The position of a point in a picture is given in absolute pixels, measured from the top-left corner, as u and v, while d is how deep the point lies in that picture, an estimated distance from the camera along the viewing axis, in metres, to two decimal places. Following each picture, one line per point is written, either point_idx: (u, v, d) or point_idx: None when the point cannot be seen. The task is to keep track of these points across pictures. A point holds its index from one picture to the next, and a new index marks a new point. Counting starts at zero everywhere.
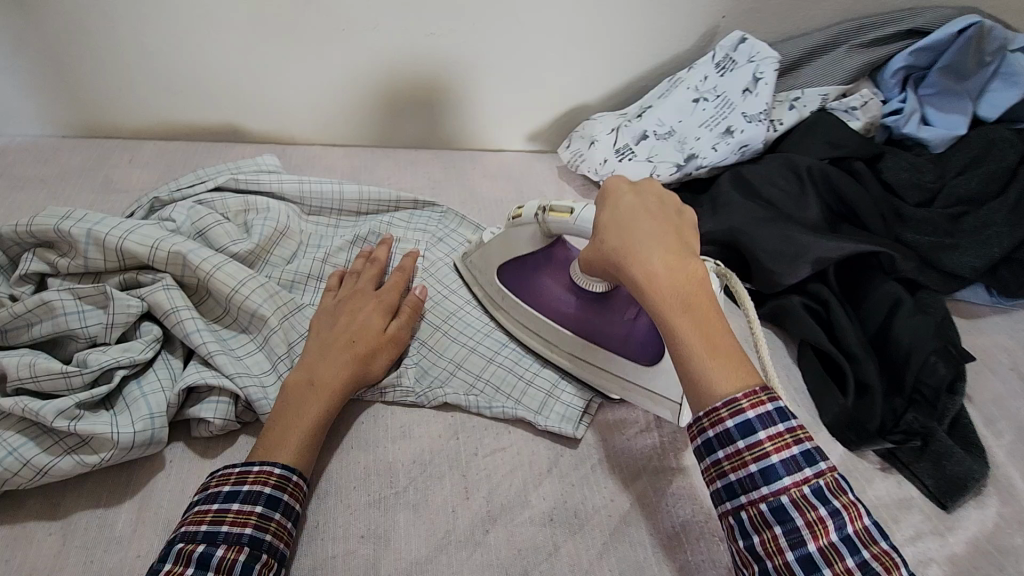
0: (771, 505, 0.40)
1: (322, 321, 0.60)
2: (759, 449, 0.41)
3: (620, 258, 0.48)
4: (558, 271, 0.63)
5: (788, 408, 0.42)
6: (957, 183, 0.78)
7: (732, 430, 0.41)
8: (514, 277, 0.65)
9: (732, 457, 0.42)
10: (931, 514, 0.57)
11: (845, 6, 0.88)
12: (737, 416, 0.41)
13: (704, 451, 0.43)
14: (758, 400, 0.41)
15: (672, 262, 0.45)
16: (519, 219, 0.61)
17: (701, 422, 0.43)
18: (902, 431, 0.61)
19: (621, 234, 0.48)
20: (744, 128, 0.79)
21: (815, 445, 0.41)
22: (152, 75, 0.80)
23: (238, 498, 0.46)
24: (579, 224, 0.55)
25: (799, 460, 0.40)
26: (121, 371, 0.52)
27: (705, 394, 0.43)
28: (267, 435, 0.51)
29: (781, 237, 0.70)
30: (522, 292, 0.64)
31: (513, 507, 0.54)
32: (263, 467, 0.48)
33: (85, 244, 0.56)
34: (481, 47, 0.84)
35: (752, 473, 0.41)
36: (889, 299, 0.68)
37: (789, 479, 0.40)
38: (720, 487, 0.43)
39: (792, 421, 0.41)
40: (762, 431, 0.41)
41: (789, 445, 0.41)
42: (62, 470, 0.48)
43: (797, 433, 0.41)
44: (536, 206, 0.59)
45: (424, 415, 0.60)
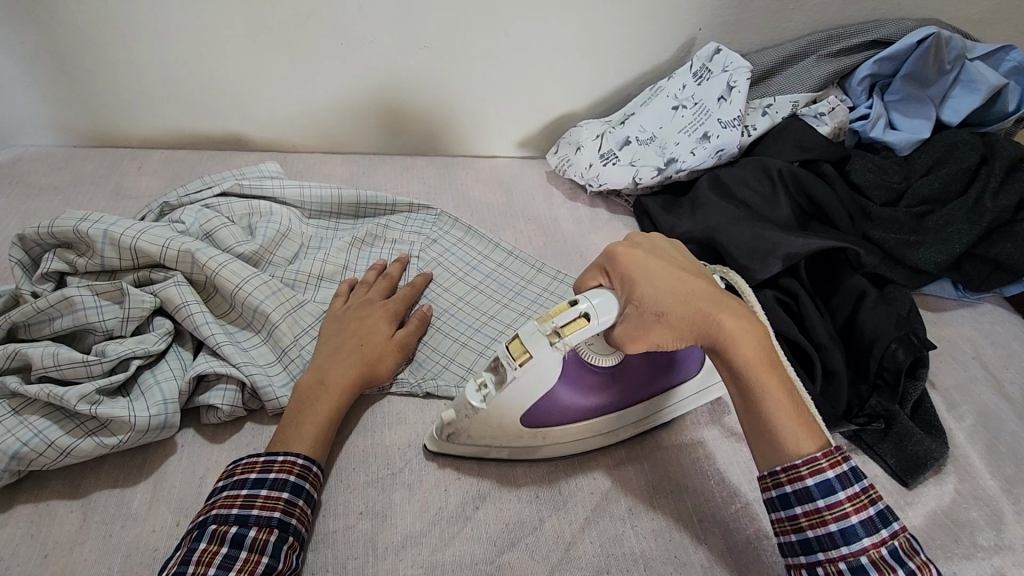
0: (851, 563, 0.44)
1: (329, 323, 0.64)
2: (840, 509, 0.45)
3: (698, 321, 0.49)
4: (577, 382, 0.55)
5: (861, 469, 0.47)
6: (921, 184, 0.82)
7: (812, 488, 0.46)
8: (540, 414, 0.55)
9: (812, 514, 0.46)
10: (893, 490, 0.61)
11: (815, 19, 0.93)
12: (818, 476, 0.46)
13: (781, 505, 0.47)
14: (836, 460, 0.46)
15: (749, 324, 0.49)
16: (531, 359, 0.51)
17: (778, 477, 0.47)
18: (866, 414, 0.66)
19: (690, 299, 0.50)
20: (720, 133, 0.84)
21: (887, 506, 0.46)
22: (161, 87, 0.85)
23: (265, 484, 0.50)
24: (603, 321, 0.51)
25: (875, 521, 0.45)
26: (137, 361, 0.56)
27: (792, 451, 0.47)
28: (284, 430, 0.55)
29: (752, 235, 0.74)
30: (561, 416, 0.56)
31: (502, 485, 0.58)
32: (287, 456, 0.52)
33: (101, 244, 0.60)
34: (472, 59, 0.89)
35: (832, 532, 0.45)
36: (855, 292, 0.72)
37: (867, 539, 0.44)
38: (797, 540, 0.47)
39: (865, 481, 0.46)
40: (842, 492, 0.45)
41: (866, 505, 0.45)
42: (82, 451, 0.52)
43: (871, 494, 0.46)
44: (534, 327, 0.51)
45: (418, 403, 0.64)
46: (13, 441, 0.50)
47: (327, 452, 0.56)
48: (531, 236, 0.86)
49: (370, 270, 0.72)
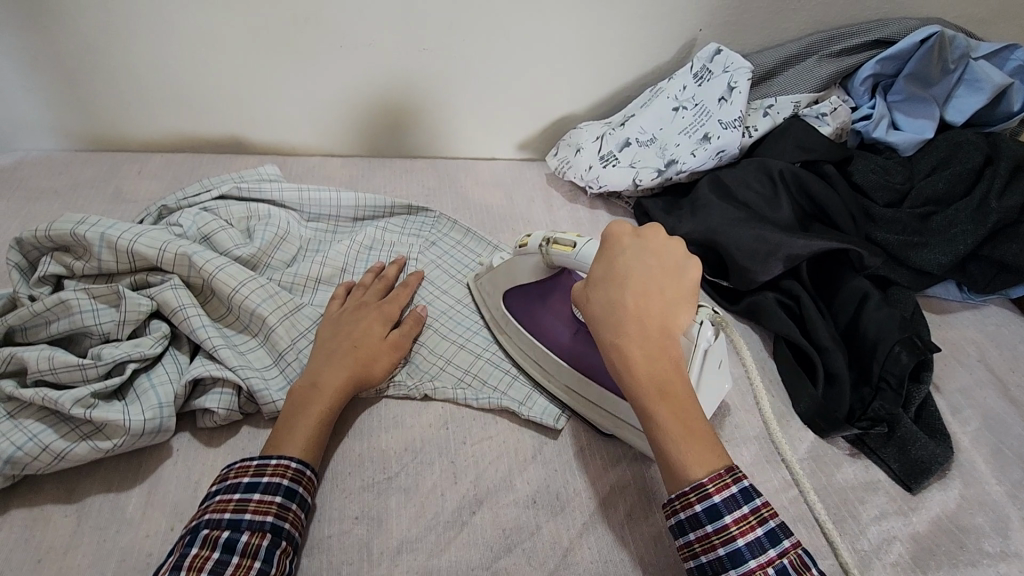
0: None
1: (323, 326, 0.64)
2: (726, 533, 0.44)
3: (606, 336, 0.51)
4: (564, 300, 0.66)
5: (752, 488, 0.46)
6: (925, 184, 0.81)
7: (700, 515, 0.45)
8: (518, 300, 0.68)
9: (702, 539, 0.45)
10: (896, 495, 0.60)
11: (816, 19, 0.92)
12: (705, 501, 0.45)
13: (677, 532, 0.47)
14: (722, 485, 0.45)
15: (652, 349, 0.49)
16: (525, 248, 0.64)
17: (673, 504, 0.46)
18: (869, 418, 0.65)
19: (610, 309, 0.51)
20: (720, 135, 0.84)
21: (776, 523, 0.45)
22: (161, 91, 0.85)
23: (258, 488, 0.49)
24: (579, 257, 0.58)
25: (762, 541, 0.44)
26: (133, 364, 0.56)
27: (675, 475, 0.46)
28: (277, 432, 0.54)
29: (754, 237, 0.74)
30: (523, 316, 0.67)
31: (498, 490, 0.57)
32: (280, 460, 0.51)
33: (98, 248, 0.60)
34: (471, 61, 0.88)
35: (721, 556, 0.44)
36: (858, 294, 0.72)
37: (754, 561, 0.44)
38: (693, 565, 0.46)
39: (756, 501, 0.45)
40: (727, 516, 0.44)
41: (754, 527, 0.44)
42: (77, 455, 0.51)
43: (759, 513, 0.45)
44: (542, 237, 0.62)
45: (415, 406, 0.63)
46: (8, 444, 0.50)
47: (320, 455, 0.55)
48: None
49: (366, 273, 0.72)
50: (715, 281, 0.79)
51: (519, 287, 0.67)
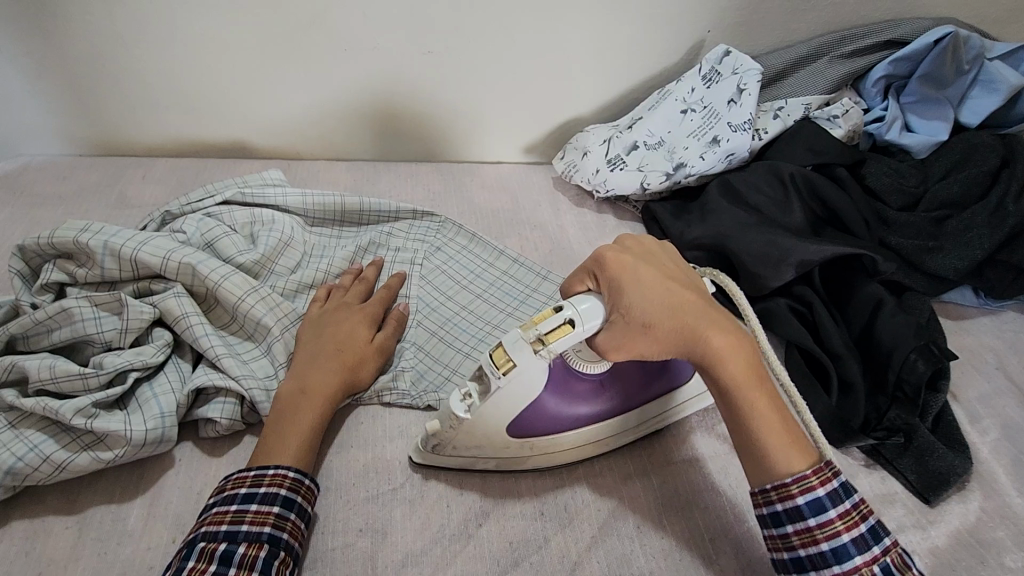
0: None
1: (306, 329, 0.63)
2: (831, 527, 0.45)
3: (689, 339, 0.49)
4: (565, 391, 0.54)
5: (851, 484, 0.47)
6: (940, 187, 0.80)
7: (803, 507, 0.45)
8: (525, 423, 0.54)
9: (802, 533, 0.45)
10: (914, 508, 0.59)
11: (827, 20, 0.91)
12: (808, 493, 0.46)
13: (773, 524, 0.47)
14: (825, 477, 0.46)
15: (737, 342, 0.49)
16: (512, 369, 0.51)
17: (768, 495, 0.47)
18: (885, 428, 0.63)
19: (680, 313, 0.49)
20: (729, 138, 0.82)
21: (877, 522, 0.46)
22: (165, 95, 0.85)
23: (255, 499, 0.48)
24: (588, 329, 0.50)
25: (866, 537, 0.45)
26: (134, 373, 0.55)
27: (784, 467, 0.47)
28: (267, 441, 0.53)
29: (765, 242, 0.72)
30: (543, 427, 0.54)
31: (506, 502, 0.56)
32: (278, 470, 0.50)
33: (101, 256, 0.60)
34: (476, 64, 0.88)
35: (823, 551, 0.45)
36: (873, 300, 0.70)
37: (859, 557, 0.44)
38: (789, 559, 0.46)
39: (855, 497, 0.46)
40: (833, 510, 0.45)
41: (857, 522, 0.45)
42: (78, 466, 0.51)
43: (862, 510, 0.46)
44: (522, 338, 0.51)
45: (420, 416, 0.63)
46: (8, 455, 0.49)
47: (313, 463, 0.54)
48: (537, 244, 0.85)
49: (345, 274, 0.72)
50: None
51: (519, 411, 0.53)
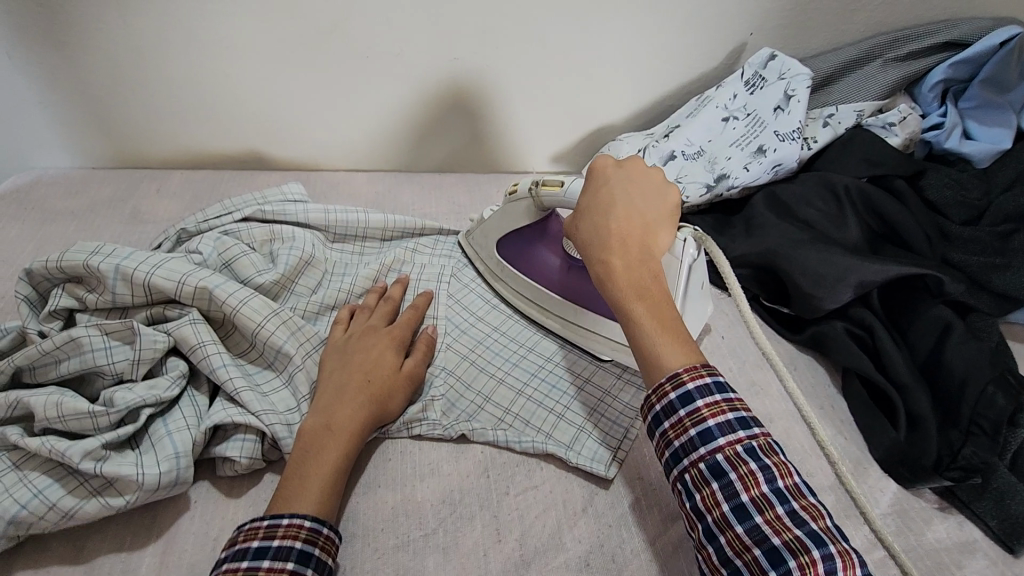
0: (708, 464, 0.41)
1: (329, 356, 0.59)
2: (698, 415, 0.42)
3: (591, 251, 0.51)
4: (552, 245, 0.70)
5: (726, 381, 0.44)
6: (1005, 200, 0.73)
7: (673, 401, 0.43)
8: (509, 248, 0.71)
9: (675, 424, 0.43)
10: (995, 558, 0.53)
11: (878, 21, 0.85)
12: (679, 388, 0.43)
13: (652, 423, 0.45)
14: (696, 373, 0.43)
15: (633, 256, 0.50)
16: (514, 195, 0.67)
17: (649, 398, 0.45)
18: (960, 467, 0.58)
19: (594, 227, 0.52)
20: (777, 147, 0.77)
21: (749, 413, 0.43)
22: (181, 106, 0.81)
23: (267, 554, 0.43)
24: (567, 195, 0.61)
25: (733, 423, 0.42)
26: (147, 410, 0.52)
27: (651, 368, 0.45)
28: (287, 485, 0.49)
29: (819, 260, 0.67)
30: (516, 261, 0.71)
31: (548, 550, 0.51)
32: (293, 518, 0.46)
33: (112, 280, 0.56)
34: (505, 70, 0.83)
35: (692, 437, 0.42)
36: (939, 324, 0.65)
37: (723, 438, 0.41)
38: (668, 456, 0.44)
39: (730, 392, 0.43)
40: (699, 399, 0.42)
41: (725, 411, 0.42)
42: (86, 513, 0.47)
43: (732, 402, 0.43)
44: (529, 181, 0.65)
45: (450, 450, 0.58)
46: (11, 502, 0.45)
47: (336, 509, 0.50)
48: None
49: (369, 293, 0.67)
50: (771, 306, 0.73)
51: (510, 236, 0.70)
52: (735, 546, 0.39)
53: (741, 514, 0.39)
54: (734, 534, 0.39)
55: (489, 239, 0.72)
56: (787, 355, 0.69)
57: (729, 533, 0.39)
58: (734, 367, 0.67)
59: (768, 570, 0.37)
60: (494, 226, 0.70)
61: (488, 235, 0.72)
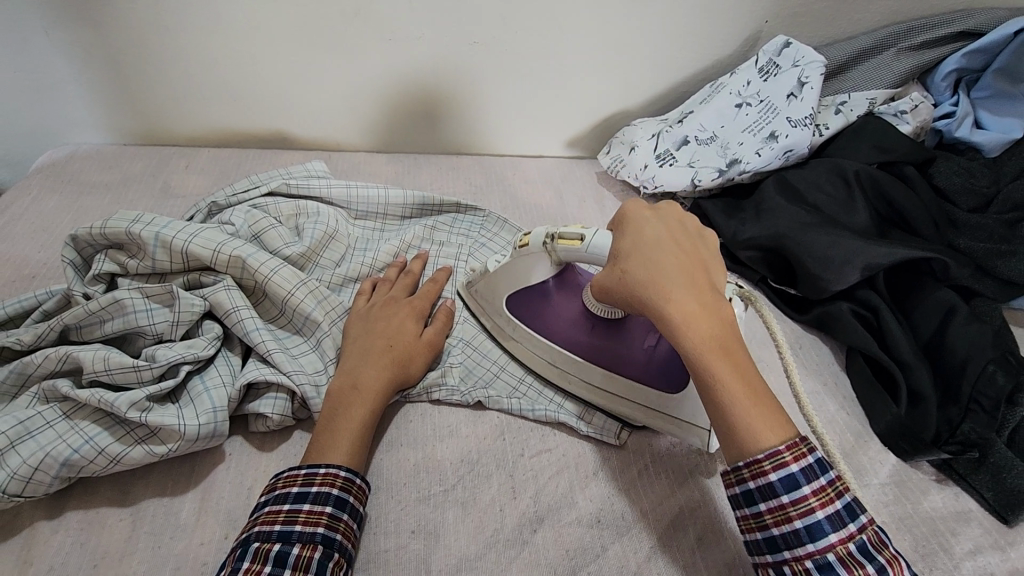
0: (818, 562, 0.42)
1: (352, 324, 0.61)
2: (805, 504, 0.44)
3: (659, 311, 0.48)
4: (569, 299, 0.64)
5: (828, 462, 0.45)
6: (1013, 188, 0.75)
7: (776, 485, 0.44)
8: (521, 305, 0.64)
9: (777, 511, 0.44)
10: (990, 528, 0.56)
11: (892, 10, 0.86)
12: (780, 470, 0.44)
13: (746, 503, 0.46)
14: (799, 453, 0.44)
15: (709, 314, 0.48)
16: (525, 248, 0.60)
17: (741, 474, 0.45)
18: (958, 441, 0.60)
19: (659, 287, 0.48)
20: (789, 132, 0.79)
21: (853, 499, 0.45)
22: (210, 85, 0.84)
23: (308, 498, 0.47)
24: (590, 250, 0.56)
25: (842, 515, 0.43)
26: (186, 366, 0.55)
27: (750, 441, 0.45)
28: (319, 438, 0.52)
29: (828, 243, 0.69)
30: (530, 319, 0.64)
31: (561, 507, 0.54)
32: (329, 469, 0.49)
33: (153, 247, 0.59)
34: (522, 53, 0.85)
35: (798, 528, 0.43)
36: (943, 307, 0.67)
37: (834, 535, 0.43)
38: (766, 540, 0.45)
39: (832, 474, 0.45)
40: (806, 486, 0.44)
41: (832, 500, 0.44)
42: (132, 459, 0.50)
43: (837, 487, 0.44)
44: (543, 232, 0.59)
45: (468, 414, 0.61)
46: (65, 447, 0.49)
47: (363, 463, 0.53)
48: None
49: (390, 267, 0.70)
50: (779, 288, 0.75)
51: (520, 291, 0.63)
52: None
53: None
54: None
55: (496, 290, 0.65)
56: (793, 335, 0.72)
57: None
58: None
59: None
60: (502, 281, 0.64)
61: (494, 288, 0.65)
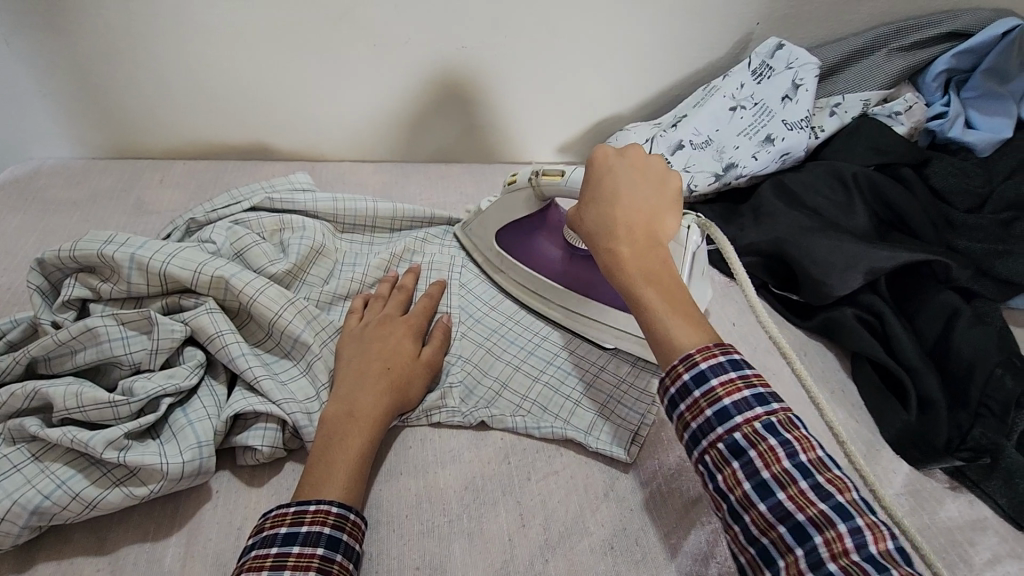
0: (727, 443, 0.40)
1: (345, 345, 0.58)
2: (712, 394, 0.41)
3: (596, 243, 0.51)
4: (552, 234, 0.70)
5: (740, 357, 0.43)
6: (1007, 187, 0.75)
7: (688, 382, 0.42)
8: (509, 238, 0.71)
9: (691, 406, 0.42)
10: (1006, 535, 0.55)
11: (882, 10, 0.86)
12: (692, 368, 0.42)
13: (670, 407, 0.44)
14: (709, 352, 0.42)
15: (641, 243, 0.49)
16: (514, 184, 0.66)
17: (664, 379, 0.44)
18: (970, 448, 0.59)
19: (600, 213, 0.52)
20: (785, 136, 0.78)
21: (767, 390, 0.42)
22: (185, 94, 0.80)
23: (297, 540, 0.43)
24: (569, 184, 0.60)
25: (750, 401, 0.41)
26: (167, 399, 0.51)
27: (665, 351, 0.44)
28: (312, 472, 0.48)
29: (829, 247, 0.68)
30: (516, 252, 0.70)
31: (572, 534, 0.52)
32: (320, 505, 0.46)
33: (128, 269, 0.55)
34: (512, 58, 0.82)
35: (708, 417, 0.41)
36: (947, 309, 0.66)
37: (740, 417, 0.40)
38: (687, 439, 0.43)
39: (745, 368, 0.42)
40: (712, 378, 0.42)
41: (740, 388, 0.41)
42: (110, 503, 0.46)
43: (748, 377, 0.42)
44: (529, 171, 0.64)
45: (471, 437, 0.58)
46: (34, 493, 0.45)
47: (362, 497, 0.49)
48: None
49: (381, 283, 0.67)
50: (781, 294, 0.74)
51: (509, 227, 0.70)
52: (759, 524, 0.38)
53: (763, 491, 0.38)
54: (757, 512, 0.38)
55: (487, 229, 0.72)
56: (797, 340, 0.70)
57: (752, 511, 0.39)
58: (746, 354, 0.68)
59: (795, 548, 0.36)
60: (493, 216, 0.70)
61: (486, 225, 0.72)
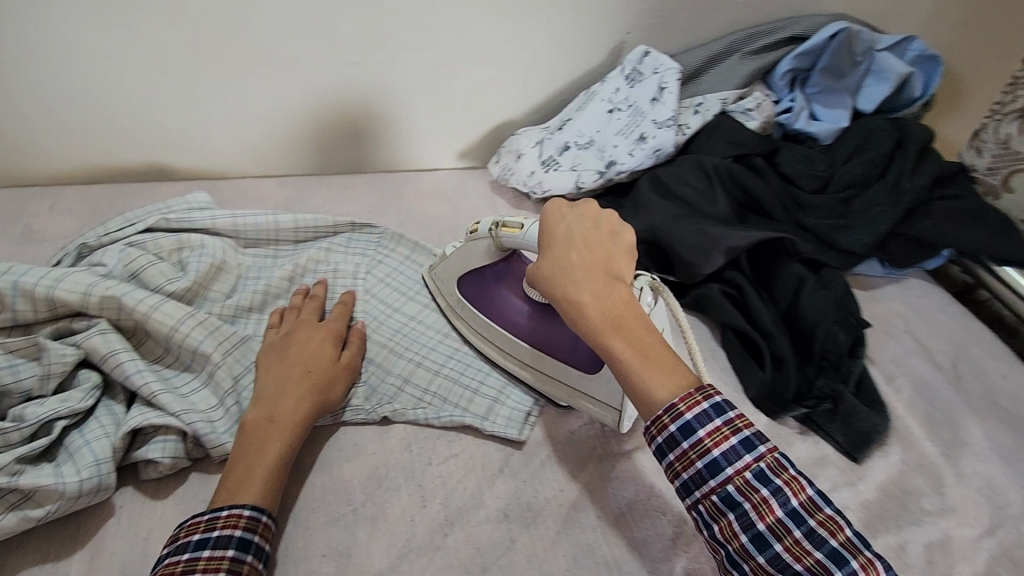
0: (721, 495, 0.44)
1: (266, 354, 0.61)
2: (701, 446, 0.45)
3: (558, 296, 0.52)
4: (516, 284, 0.70)
5: (723, 401, 0.46)
6: (845, 170, 0.86)
7: (675, 433, 0.46)
8: (470, 285, 0.71)
9: (681, 458, 0.46)
10: (844, 467, 0.64)
11: (735, 18, 0.96)
12: (678, 420, 0.46)
13: (658, 455, 0.47)
14: (693, 401, 0.46)
15: (604, 292, 0.51)
16: (474, 234, 0.67)
17: (650, 430, 0.47)
18: (815, 396, 0.68)
19: (558, 269, 0.53)
20: (655, 134, 0.86)
21: (752, 432, 0.46)
22: (69, 119, 0.79)
23: (208, 544, 0.46)
24: (526, 237, 0.61)
25: (738, 449, 0.45)
26: (61, 422, 0.52)
27: (649, 404, 0.47)
28: (228, 476, 0.51)
29: (696, 232, 0.76)
30: (476, 299, 0.70)
31: (469, 508, 0.56)
32: (232, 510, 0.48)
33: (12, 297, 0.56)
34: (402, 71, 0.86)
35: (699, 469, 0.45)
36: (795, 280, 0.75)
37: (731, 468, 0.44)
38: (679, 486, 0.47)
39: (729, 413, 0.46)
40: (700, 430, 0.45)
41: (728, 437, 0.45)
42: (3, 528, 0.47)
43: (733, 424, 0.45)
44: (490, 222, 0.66)
45: (375, 431, 0.62)
46: None
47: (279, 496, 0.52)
48: None
49: (293, 296, 0.69)
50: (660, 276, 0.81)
51: (471, 273, 0.70)
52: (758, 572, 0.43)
53: (760, 542, 0.43)
54: (756, 562, 0.43)
55: (450, 274, 0.72)
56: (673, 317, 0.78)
57: (751, 561, 0.43)
58: None
59: None
60: (455, 262, 0.71)
61: (447, 271, 0.72)
